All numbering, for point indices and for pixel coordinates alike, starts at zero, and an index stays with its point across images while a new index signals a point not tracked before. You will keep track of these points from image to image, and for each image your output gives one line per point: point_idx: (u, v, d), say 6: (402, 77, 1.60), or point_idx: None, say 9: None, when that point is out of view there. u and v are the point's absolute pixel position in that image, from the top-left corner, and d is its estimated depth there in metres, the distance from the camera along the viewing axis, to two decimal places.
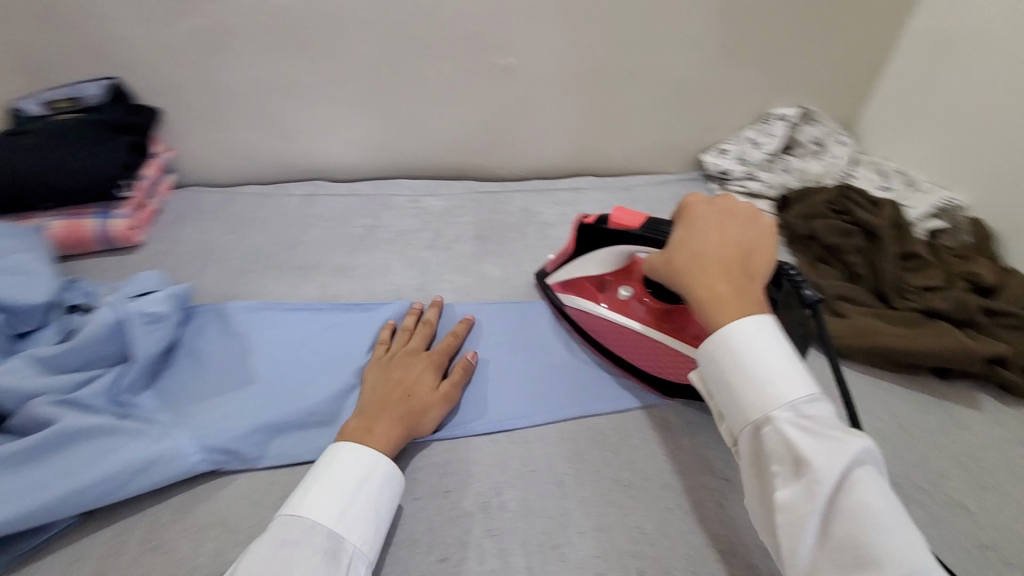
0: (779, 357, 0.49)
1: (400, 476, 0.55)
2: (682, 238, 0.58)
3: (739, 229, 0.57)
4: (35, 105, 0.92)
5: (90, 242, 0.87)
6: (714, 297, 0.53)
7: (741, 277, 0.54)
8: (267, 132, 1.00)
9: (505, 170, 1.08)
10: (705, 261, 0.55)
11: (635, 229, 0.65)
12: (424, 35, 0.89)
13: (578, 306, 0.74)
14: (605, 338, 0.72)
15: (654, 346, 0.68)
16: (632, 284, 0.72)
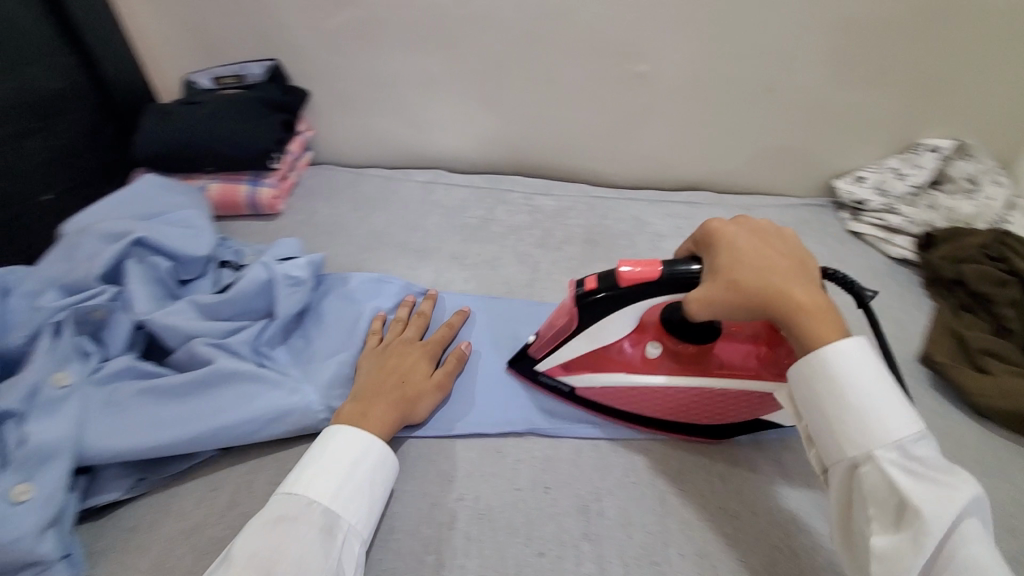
0: (884, 391, 0.48)
1: (393, 458, 0.57)
2: (734, 258, 0.53)
3: (779, 241, 0.55)
4: (207, 80, 1.03)
5: (239, 205, 0.96)
6: (808, 316, 0.50)
7: (813, 286, 0.52)
8: (397, 120, 1.05)
9: (620, 177, 1.07)
10: (777, 277, 0.52)
11: (658, 282, 0.54)
12: (562, 37, 0.90)
13: (600, 381, 0.62)
14: (633, 402, 0.62)
15: (697, 395, 0.60)
16: (653, 336, 0.62)
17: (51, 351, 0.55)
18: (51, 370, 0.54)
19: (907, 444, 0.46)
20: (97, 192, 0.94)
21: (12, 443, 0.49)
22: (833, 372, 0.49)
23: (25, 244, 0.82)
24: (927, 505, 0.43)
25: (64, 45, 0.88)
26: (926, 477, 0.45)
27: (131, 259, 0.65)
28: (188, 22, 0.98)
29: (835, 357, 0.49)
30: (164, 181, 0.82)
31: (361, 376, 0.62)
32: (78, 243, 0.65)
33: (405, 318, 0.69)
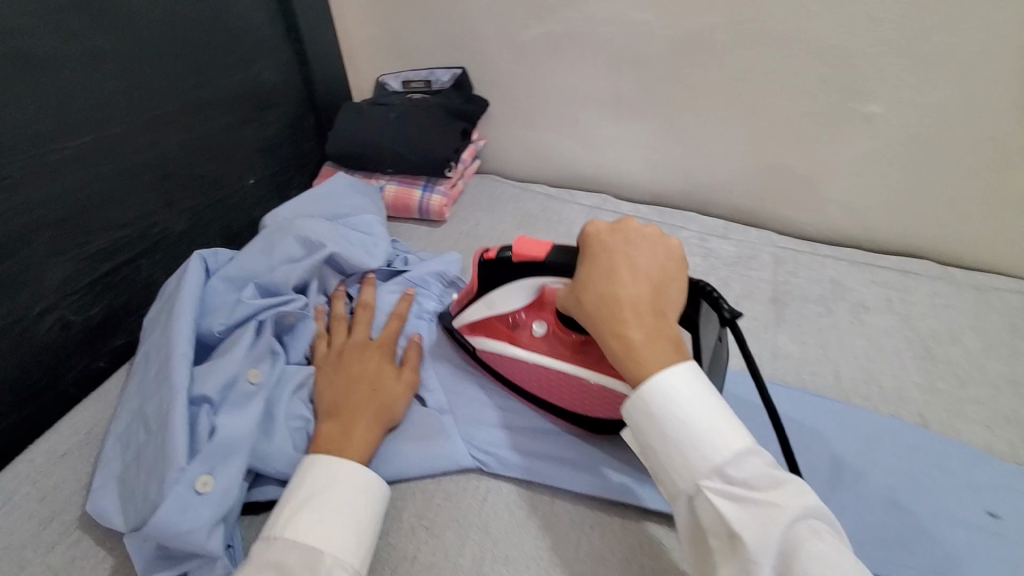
0: (707, 412, 0.43)
1: (370, 472, 0.52)
2: (584, 277, 0.51)
3: (646, 261, 0.51)
4: (396, 82, 1.06)
5: (410, 209, 0.98)
6: (633, 351, 0.47)
7: (652, 318, 0.48)
8: (573, 138, 1.01)
9: (815, 230, 0.93)
10: (611, 305, 0.48)
11: (544, 259, 0.56)
12: (780, 66, 0.80)
13: (487, 346, 0.64)
14: (520, 376, 0.63)
15: (577, 383, 0.59)
16: (547, 318, 0.62)
17: (248, 346, 0.60)
18: (247, 366, 0.58)
19: (729, 464, 0.41)
20: (291, 179, 1.01)
21: (203, 432, 0.53)
22: (657, 404, 0.44)
23: (229, 222, 0.90)
24: (748, 529, 0.38)
25: (287, 42, 0.95)
26: (748, 498, 0.40)
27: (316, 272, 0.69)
28: (390, 27, 1.02)
29: (660, 390, 0.44)
30: (350, 180, 0.87)
31: (324, 392, 0.58)
32: (275, 240, 0.70)
33: (369, 304, 0.68)
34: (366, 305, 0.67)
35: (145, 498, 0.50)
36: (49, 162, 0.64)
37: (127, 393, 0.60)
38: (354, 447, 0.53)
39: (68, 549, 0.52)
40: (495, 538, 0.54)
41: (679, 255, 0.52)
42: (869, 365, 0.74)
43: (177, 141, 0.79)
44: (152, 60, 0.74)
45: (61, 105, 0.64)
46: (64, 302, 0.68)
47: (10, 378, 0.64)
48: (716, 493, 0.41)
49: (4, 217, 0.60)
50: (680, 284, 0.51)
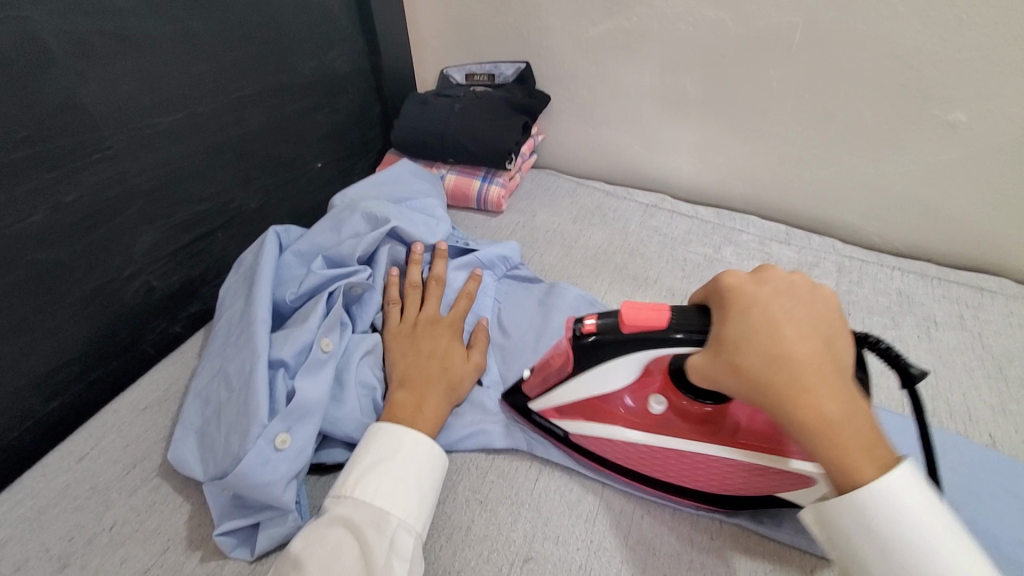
0: (946, 531, 0.37)
1: (429, 440, 0.53)
2: (743, 332, 0.44)
3: (806, 312, 0.45)
4: (459, 74, 1.09)
5: (469, 199, 0.99)
6: (828, 427, 0.40)
7: (841, 386, 0.41)
8: (634, 136, 1.01)
9: (882, 240, 0.91)
10: (790, 373, 0.41)
11: (666, 330, 0.47)
12: (860, 69, 0.78)
13: (594, 432, 0.56)
14: (640, 462, 0.55)
15: (719, 467, 0.51)
16: (657, 389, 0.55)
17: (322, 316, 0.63)
18: (320, 335, 0.61)
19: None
20: (354, 165, 1.05)
21: (280, 394, 0.56)
22: (884, 517, 0.38)
23: (296, 203, 0.94)
24: None
25: (359, 32, 0.98)
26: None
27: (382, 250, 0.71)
28: (458, 20, 1.04)
29: (888, 500, 0.38)
30: (413, 167, 0.90)
31: (397, 363, 0.61)
32: (348, 220, 0.73)
33: (440, 278, 0.70)
34: (438, 279, 0.70)
35: (227, 450, 0.53)
36: (144, 135, 0.68)
37: (207, 354, 0.64)
38: (427, 418, 0.56)
39: (148, 494, 0.56)
40: (547, 519, 0.55)
41: (834, 303, 0.46)
42: (935, 379, 0.71)
43: (257, 122, 0.83)
44: (239, 43, 0.78)
45: (159, 83, 0.69)
46: (150, 268, 0.73)
47: (100, 335, 0.69)
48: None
49: (105, 184, 0.65)
50: (850, 341, 0.45)
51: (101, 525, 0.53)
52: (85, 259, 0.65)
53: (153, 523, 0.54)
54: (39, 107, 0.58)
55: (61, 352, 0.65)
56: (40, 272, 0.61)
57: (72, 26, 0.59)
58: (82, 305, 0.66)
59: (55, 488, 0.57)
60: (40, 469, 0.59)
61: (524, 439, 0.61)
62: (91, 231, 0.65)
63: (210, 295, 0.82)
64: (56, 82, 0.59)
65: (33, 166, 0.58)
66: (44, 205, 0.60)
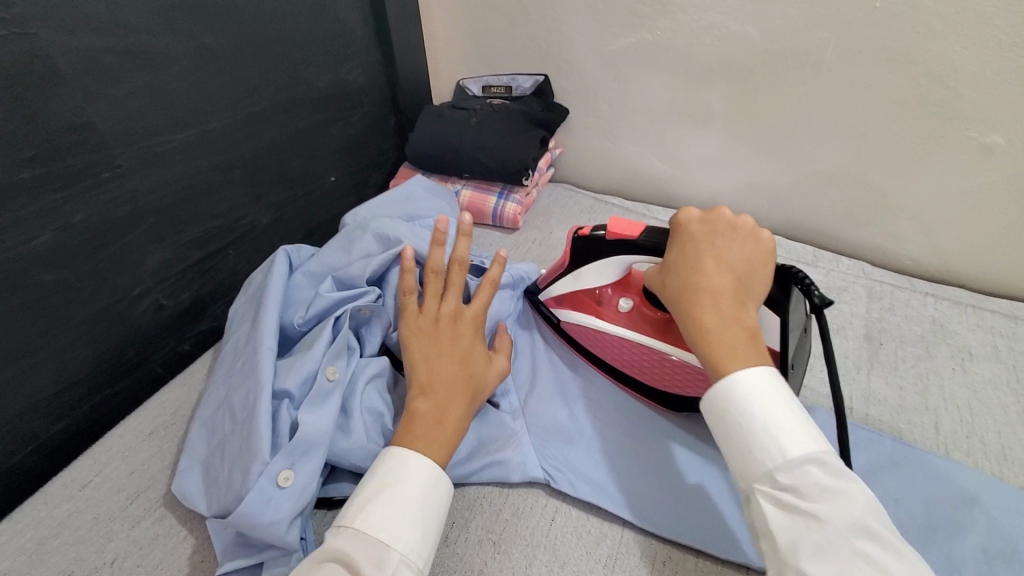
0: (773, 409, 0.41)
1: (434, 463, 0.50)
2: (676, 260, 0.52)
3: (735, 249, 0.50)
4: (477, 86, 1.07)
5: (484, 214, 0.97)
6: (706, 334, 0.45)
7: (733, 308, 0.47)
8: (654, 152, 0.98)
9: (914, 265, 0.87)
10: (690, 291, 0.48)
11: (637, 239, 0.60)
12: (893, 88, 0.75)
13: (572, 317, 0.69)
14: (602, 348, 0.67)
15: (659, 356, 0.64)
16: (633, 297, 0.68)
17: (328, 342, 0.60)
18: (325, 363, 0.59)
19: (780, 470, 0.39)
20: (369, 178, 1.03)
21: (285, 427, 0.54)
22: (719, 398, 0.43)
23: (309, 218, 0.93)
24: (790, 542, 0.37)
25: (375, 44, 0.97)
26: (797, 508, 0.37)
27: (396, 266, 0.68)
28: (475, 32, 1.03)
29: (724, 387, 0.43)
30: (428, 183, 0.88)
31: (422, 364, 0.58)
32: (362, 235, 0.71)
33: (463, 263, 0.66)
34: (462, 263, 0.66)
35: (230, 487, 0.51)
36: (155, 152, 0.67)
37: (212, 380, 0.62)
38: (449, 433, 0.53)
39: (151, 525, 0.54)
40: (563, 562, 0.52)
41: (771, 247, 0.50)
42: (974, 416, 0.67)
43: (270, 137, 0.81)
44: (254, 57, 0.76)
45: (171, 100, 0.67)
46: (159, 286, 0.71)
47: (107, 356, 0.67)
48: (765, 497, 0.39)
49: (114, 203, 0.64)
50: (765, 284, 0.49)
51: (103, 559, 0.52)
52: (93, 279, 0.64)
53: (155, 557, 0.52)
54: (47, 126, 0.56)
55: (68, 374, 0.64)
56: (46, 293, 0.60)
57: (82, 45, 0.58)
58: (89, 326, 0.65)
59: (57, 517, 0.55)
60: (43, 496, 0.58)
61: (542, 475, 0.58)
62: (98, 252, 0.63)
63: (220, 312, 0.81)
64: (64, 100, 0.57)
65: (40, 187, 0.57)
66: (51, 226, 0.59)
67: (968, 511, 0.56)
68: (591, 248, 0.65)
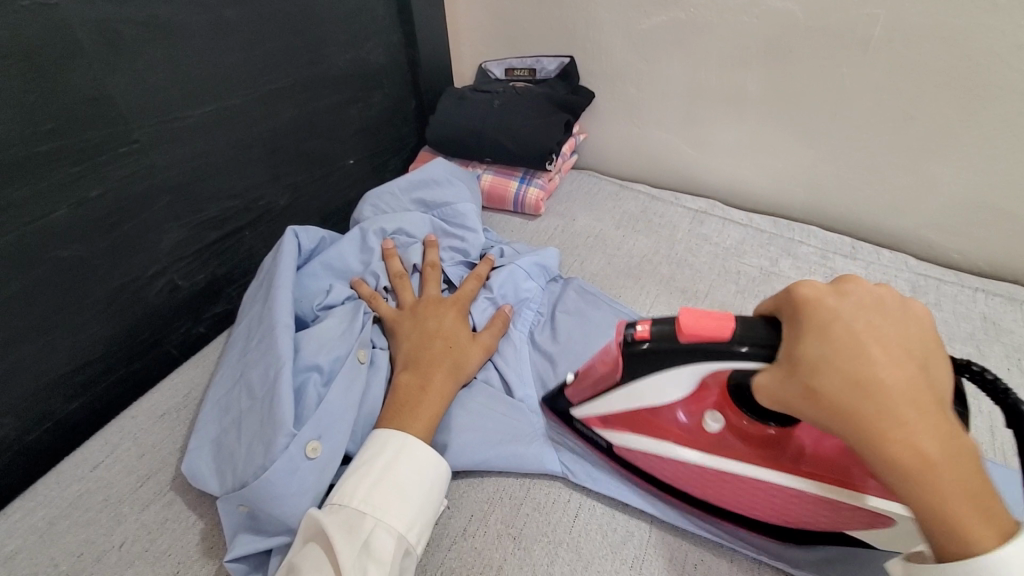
0: None
1: (404, 435, 0.49)
2: (827, 345, 0.38)
3: (900, 333, 0.39)
4: (499, 69, 1.04)
5: (505, 200, 0.94)
6: (928, 474, 0.35)
7: (945, 424, 0.36)
8: (684, 137, 0.94)
9: (962, 258, 0.82)
10: (886, 406, 0.36)
11: (729, 343, 0.42)
12: (948, 68, 0.70)
13: (638, 444, 0.52)
14: (690, 483, 0.50)
15: (778, 497, 0.47)
16: (714, 404, 0.50)
17: (355, 329, 0.60)
18: (355, 346, 0.58)
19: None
20: (387, 162, 1.01)
21: (310, 402, 0.53)
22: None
23: (326, 201, 0.91)
24: None
25: (397, 24, 0.94)
26: None
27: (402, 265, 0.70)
28: (500, 12, 0.99)
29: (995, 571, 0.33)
30: (450, 166, 0.84)
31: (402, 345, 0.59)
32: (363, 235, 0.71)
33: (435, 263, 0.69)
34: (435, 264, 0.69)
35: (247, 462, 0.50)
36: (173, 129, 0.65)
37: (225, 359, 0.61)
38: (433, 402, 0.53)
39: (160, 510, 0.53)
40: (587, 562, 0.49)
41: (925, 315, 0.41)
42: None
43: (289, 116, 0.79)
44: (273, 34, 0.74)
45: (190, 76, 0.66)
46: (175, 266, 0.70)
47: (121, 336, 0.66)
48: None
49: (131, 178, 0.62)
50: (942, 362, 0.39)
51: (111, 542, 0.50)
52: (109, 256, 0.62)
53: (165, 543, 0.50)
54: (64, 99, 0.55)
55: (83, 352, 0.63)
56: (63, 270, 0.59)
57: (100, 14, 0.56)
58: (104, 305, 0.63)
59: (67, 498, 0.54)
60: (55, 476, 0.57)
61: (561, 468, 0.56)
62: (115, 229, 0.62)
63: (235, 294, 0.79)
64: (81, 72, 0.56)
65: (56, 160, 0.56)
66: (67, 201, 0.57)
67: None
68: (650, 354, 0.46)
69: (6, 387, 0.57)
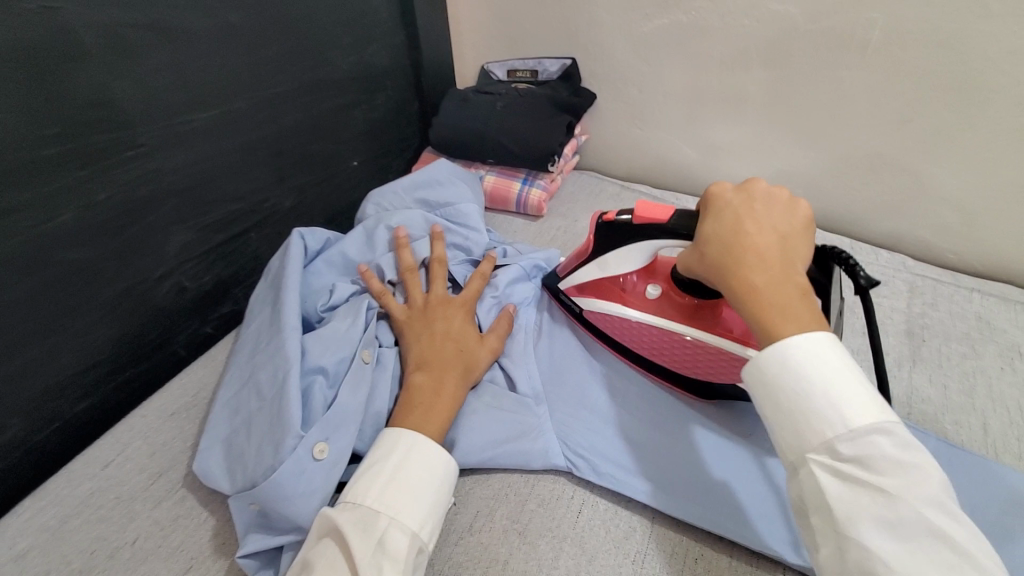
0: (833, 373, 0.40)
1: (414, 434, 0.50)
2: (711, 221, 0.49)
3: (774, 213, 0.48)
4: (502, 70, 1.05)
5: (508, 201, 0.95)
6: (754, 294, 0.43)
7: (783, 268, 0.44)
8: (684, 139, 0.95)
9: (959, 259, 0.84)
10: (733, 251, 0.46)
11: (665, 222, 0.56)
12: (944, 71, 0.71)
13: (598, 306, 0.67)
14: (631, 338, 0.65)
15: (690, 348, 0.62)
16: (659, 282, 0.66)
17: (361, 328, 0.61)
18: (360, 347, 0.59)
19: (841, 439, 0.38)
20: (391, 163, 1.02)
21: (318, 404, 0.54)
22: (779, 365, 0.41)
23: (331, 202, 0.92)
24: (857, 511, 0.36)
25: (400, 26, 0.95)
26: (860, 479, 0.36)
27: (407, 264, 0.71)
28: (502, 14, 1.00)
29: (783, 353, 0.41)
30: (453, 166, 0.85)
31: (414, 347, 0.59)
32: (368, 235, 0.72)
33: (443, 259, 0.69)
34: (443, 260, 0.69)
35: (257, 463, 0.51)
36: (178, 130, 0.66)
37: (234, 360, 0.62)
38: (444, 405, 0.54)
39: (172, 507, 0.54)
40: (590, 556, 0.50)
41: (810, 213, 0.49)
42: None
43: (293, 118, 0.80)
44: (279, 37, 0.75)
45: (195, 80, 0.66)
46: (182, 267, 0.71)
47: (129, 337, 0.67)
48: (821, 465, 0.38)
49: (138, 181, 0.63)
50: (807, 241, 0.47)
51: (124, 539, 0.51)
52: (117, 257, 0.63)
53: (176, 539, 0.51)
54: (71, 102, 0.56)
55: (91, 352, 0.64)
56: (70, 271, 0.59)
57: (108, 18, 0.57)
58: (112, 306, 0.64)
59: (79, 496, 0.55)
60: (67, 475, 0.58)
61: (565, 463, 0.57)
62: (122, 230, 0.63)
63: (242, 295, 0.80)
64: (88, 76, 0.56)
65: (64, 163, 0.56)
66: (75, 204, 0.58)
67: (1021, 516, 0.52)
68: (614, 232, 0.62)
69: (16, 388, 0.58)
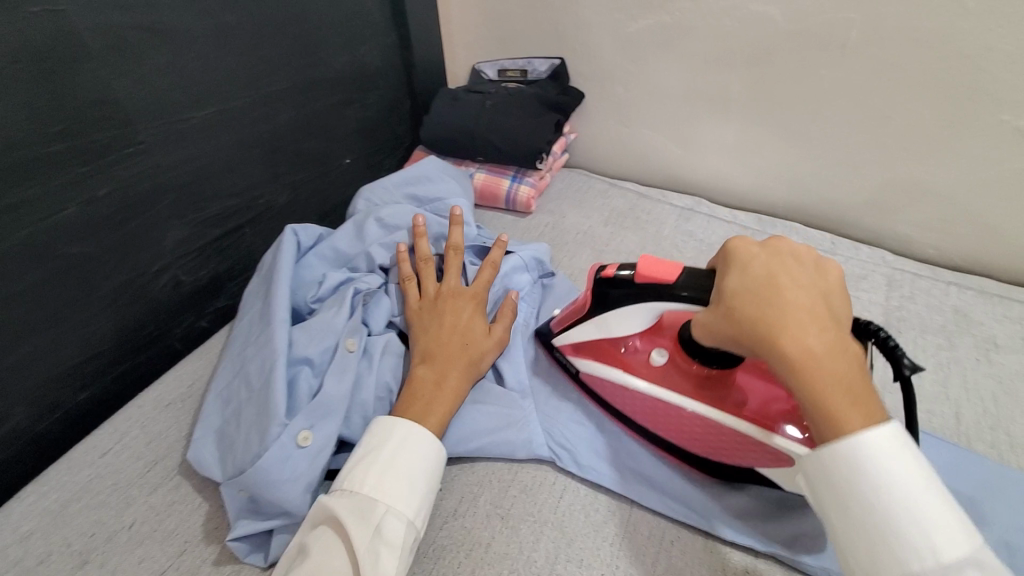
0: (915, 489, 0.37)
1: (406, 422, 0.52)
2: (741, 274, 0.45)
3: (807, 271, 0.45)
4: (492, 70, 1.07)
5: (497, 198, 0.97)
6: (808, 368, 0.40)
7: (833, 335, 0.41)
8: (670, 137, 0.97)
9: (938, 253, 0.85)
10: (777, 314, 0.42)
11: (673, 283, 0.51)
12: (922, 69, 0.73)
13: (598, 370, 0.61)
14: (636, 410, 0.58)
15: (702, 426, 0.54)
16: (665, 345, 0.59)
17: (346, 317, 0.63)
18: (344, 336, 0.61)
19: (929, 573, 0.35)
20: (383, 161, 1.04)
21: (303, 393, 0.56)
22: (852, 471, 0.38)
23: (323, 200, 0.93)
24: None
25: (391, 27, 0.97)
26: None
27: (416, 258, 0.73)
28: (491, 14, 1.02)
29: (857, 457, 0.38)
30: (443, 164, 0.87)
31: (423, 338, 0.61)
32: (358, 228, 0.74)
33: (458, 248, 0.71)
34: (457, 248, 0.71)
35: (245, 450, 0.53)
36: (177, 128, 0.68)
37: (228, 352, 0.63)
38: (446, 396, 0.56)
39: (167, 493, 0.56)
40: (570, 539, 0.52)
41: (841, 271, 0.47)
42: (995, 404, 0.66)
43: (287, 117, 0.82)
44: (272, 38, 0.77)
45: (191, 80, 0.68)
46: (178, 262, 0.73)
47: (128, 330, 0.69)
48: None
49: (137, 178, 0.65)
50: (845, 300, 0.45)
51: (121, 523, 0.53)
52: (116, 252, 0.65)
53: (172, 523, 0.53)
54: (72, 101, 0.57)
55: (91, 344, 0.66)
56: (70, 266, 0.61)
57: (106, 20, 0.58)
58: (112, 298, 0.66)
59: (79, 482, 0.57)
60: (67, 462, 0.60)
61: (548, 453, 0.59)
62: (121, 226, 0.65)
63: (236, 290, 0.82)
64: (89, 76, 0.58)
65: (65, 160, 0.58)
66: (76, 200, 0.60)
67: (986, 499, 0.54)
68: (614, 291, 0.56)
69: (18, 379, 0.59)
